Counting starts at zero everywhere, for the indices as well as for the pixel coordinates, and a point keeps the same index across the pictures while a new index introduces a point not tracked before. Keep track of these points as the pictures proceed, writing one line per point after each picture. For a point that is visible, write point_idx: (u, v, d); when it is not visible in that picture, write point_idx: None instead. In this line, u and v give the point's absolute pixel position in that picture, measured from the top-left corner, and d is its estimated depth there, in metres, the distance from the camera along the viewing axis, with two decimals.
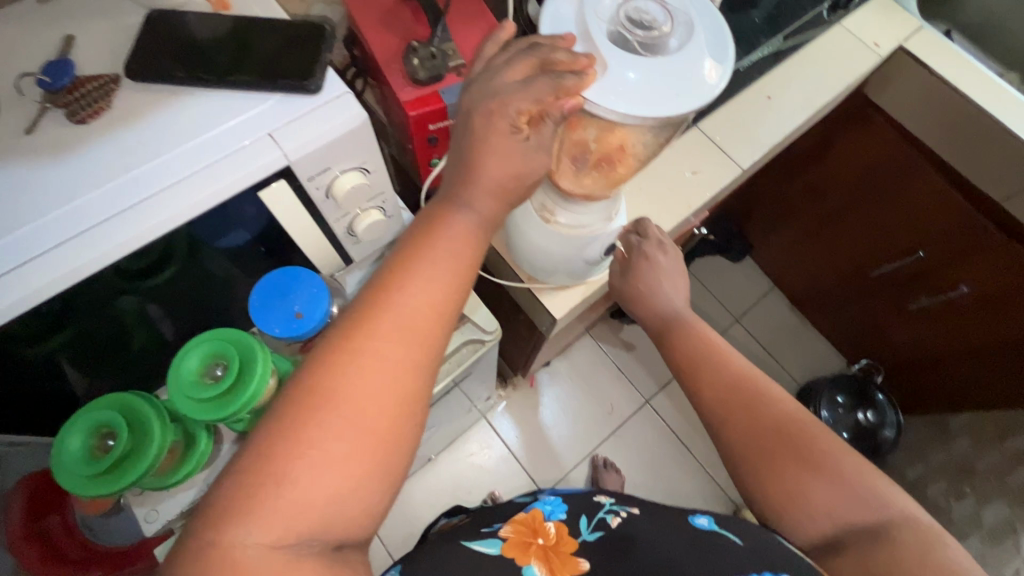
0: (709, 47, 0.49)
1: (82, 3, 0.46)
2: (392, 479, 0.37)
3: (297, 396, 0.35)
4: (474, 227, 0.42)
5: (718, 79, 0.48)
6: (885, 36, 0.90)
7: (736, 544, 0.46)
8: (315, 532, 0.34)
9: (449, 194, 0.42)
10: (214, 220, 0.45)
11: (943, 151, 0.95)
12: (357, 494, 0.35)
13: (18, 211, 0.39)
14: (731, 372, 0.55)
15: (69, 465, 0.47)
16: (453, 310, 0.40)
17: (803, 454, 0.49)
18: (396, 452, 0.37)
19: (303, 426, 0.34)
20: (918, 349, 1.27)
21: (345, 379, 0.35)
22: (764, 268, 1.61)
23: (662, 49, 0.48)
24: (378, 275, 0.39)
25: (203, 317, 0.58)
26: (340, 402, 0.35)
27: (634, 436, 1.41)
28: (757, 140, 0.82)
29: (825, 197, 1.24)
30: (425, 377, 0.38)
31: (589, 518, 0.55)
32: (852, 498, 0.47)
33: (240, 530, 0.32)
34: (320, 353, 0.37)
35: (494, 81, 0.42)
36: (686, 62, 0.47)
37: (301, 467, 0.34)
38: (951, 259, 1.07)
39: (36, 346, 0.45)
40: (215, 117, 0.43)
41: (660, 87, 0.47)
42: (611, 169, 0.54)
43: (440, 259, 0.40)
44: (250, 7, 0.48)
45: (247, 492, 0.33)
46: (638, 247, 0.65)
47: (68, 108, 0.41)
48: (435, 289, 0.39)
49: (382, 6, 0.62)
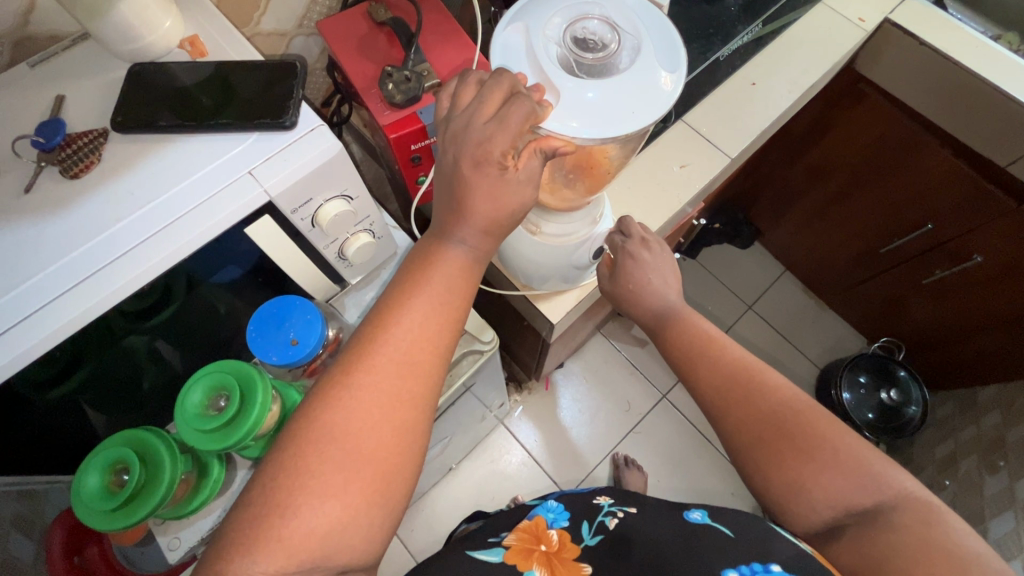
0: (660, 57, 0.49)
1: (74, 65, 0.49)
2: (394, 507, 0.38)
3: (302, 426, 0.37)
4: (468, 259, 0.44)
5: (673, 87, 0.49)
6: (870, 11, 0.88)
7: (727, 535, 0.50)
8: (319, 559, 0.35)
9: (442, 227, 0.44)
10: (208, 258, 0.47)
11: (942, 121, 0.93)
12: (361, 521, 0.36)
13: (21, 266, 0.41)
14: (727, 364, 0.55)
15: (88, 501, 0.49)
16: (451, 339, 0.42)
17: (802, 443, 0.49)
18: (397, 480, 0.38)
19: (307, 456, 0.36)
20: (940, 323, 1.24)
21: (346, 411, 0.37)
22: (773, 252, 1.59)
23: (615, 65, 0.49)
24: (377, 308, 0.41)
25: (211, 350, 0.60)
26: (341, 433, 0.37)
27: (654, 431, 1.40)
28: (744, 129, 0.81)
29: (828, 175, 1.22)
30: (425, 404, 0.40)
31: (590, 523, 0.62)
32: (850, 483, 0.47)
33: (246, 560, 0.33)
34: (321, 385, 0.39)
35: (456, 103, 0.43)
36: (639, 74, 0.48)
37: (305, 497, 0.35)
38: (963, 229, 1.04)
39: (51, 392, 0.47)
40: (199, 161, 0.45)
41: (619, 104, 0.47)
42: (586, 177, 0.60)
43: (436, 292, 0.42)
44: (226, 52, 0.50)
45: (256, 520, 0.34)
46: (623, 246, 0.65)
47: (61, 165, 0.44)
48: (431, 321, 0.41)
49: (358, 34, 0.64)
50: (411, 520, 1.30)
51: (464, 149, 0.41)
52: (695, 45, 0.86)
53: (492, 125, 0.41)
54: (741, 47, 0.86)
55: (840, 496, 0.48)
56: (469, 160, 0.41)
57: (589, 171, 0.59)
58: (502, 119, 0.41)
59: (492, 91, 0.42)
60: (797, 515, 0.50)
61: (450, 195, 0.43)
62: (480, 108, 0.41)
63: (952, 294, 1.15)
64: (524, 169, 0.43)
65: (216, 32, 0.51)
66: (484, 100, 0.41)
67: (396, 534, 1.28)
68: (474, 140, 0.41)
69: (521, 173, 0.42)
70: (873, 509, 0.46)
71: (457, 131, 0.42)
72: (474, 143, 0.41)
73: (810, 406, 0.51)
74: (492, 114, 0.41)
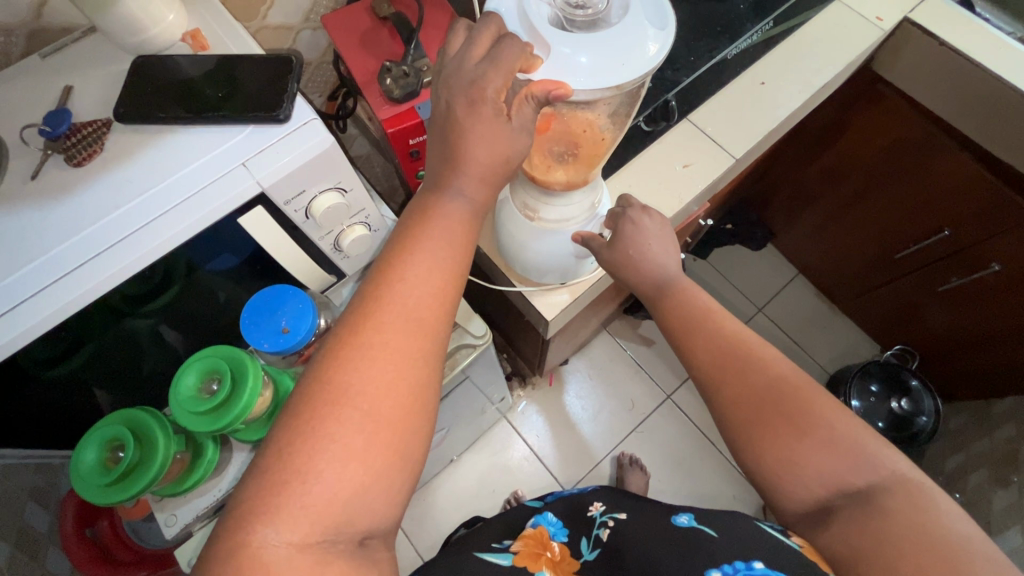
0: (649, 15, 0.48)
1: (82, 59, 0.50)
2: (412, 467, 0.38)
3: (314, 391, 0.37)
4: (467, 213, 0.44)
5: (661, 48, 0.46)
6: (888, 10, 0.86)
7: (711, 535, 0.51)
8: (342, 524, 0.35)
9: (436, 183, 0.44)
10: (206, 244, 0.49)
11: (961, 123, 0.91)
12: (381, 484, 0.36)
13: (28, 248, 0.43)
14: (721, 343, 0.54)
15: (85, 476, 0.52)
16: (455, 296, 0.42)
17: (796, 420, 0.49)
18: (415, 440, 0.38)
19: (324, 420, 0.35)
20: (957, 333, 1.21)
21: (359, 371, 0.37)
22: (787, 255, 1.56)
23: (605, 22, 0.48)
24: (377, 267, 0.41)
25: (210, 334, 0.63)
26: (355, 396, 0.36)
27: (658, 432, 1.39)
28: (751, 127, 0.80)
29: (845, 177, 1.19)
30: (434, 360, 0.40)
31: (588, 538, 0.65)
32: (845, 461, 0.47)
33: (269, 529, 0.33)
34: (329, 350, 0.38)
35: (444, 72, 0.44)
36: (629, 30, 0.46)
37: (324, 462, 0.35)
38: (981, 237, 1.02)
39: (56, 369, 0.50)
40: (195, 152, 0.46)
41: (611, 63, 0.46)
42: (578, 155, 0.59)
43: (438, 249, 0.42)
44: (227, 45, 0.51)
45: (271, 492, 0.34)
46: (624, 213, 0.63)
47: (66, 152, 0.46)
48: (435, 278, 0.41)
49: (361, 28, 0.65)
50: (412, 510, 1.32)
51: (455, 100, 0.42)
52: (700, 45, 0.81)
53: (478, 70, 0.41)
54: (749, 48, 0.82)
55: (832, 476, 0.47)
56: (456, 141, 0.42)
57: (580, 146, 0.58)
58: (493, 59, 0.42)
59: (472, 64, 0.42)
60: (789, 495, 0.49)
61: (444, 158, 0.43)
62: (471, 49, 0.43)
63: (969, 302, 1.12)
64: (517, 119, 0.43)
65: (216, 25, 0.52)
66: (472, 49, 0.42)
67: (401, 529, 1.30)
68: (455, 112, 0.42)
69: (513, 123, 0.43)
70: (865, 491, 0.46)
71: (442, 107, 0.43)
72: (463, 124, 0.42)
73: (805, 385, 0.50)
74: (472, 84, 0.42)
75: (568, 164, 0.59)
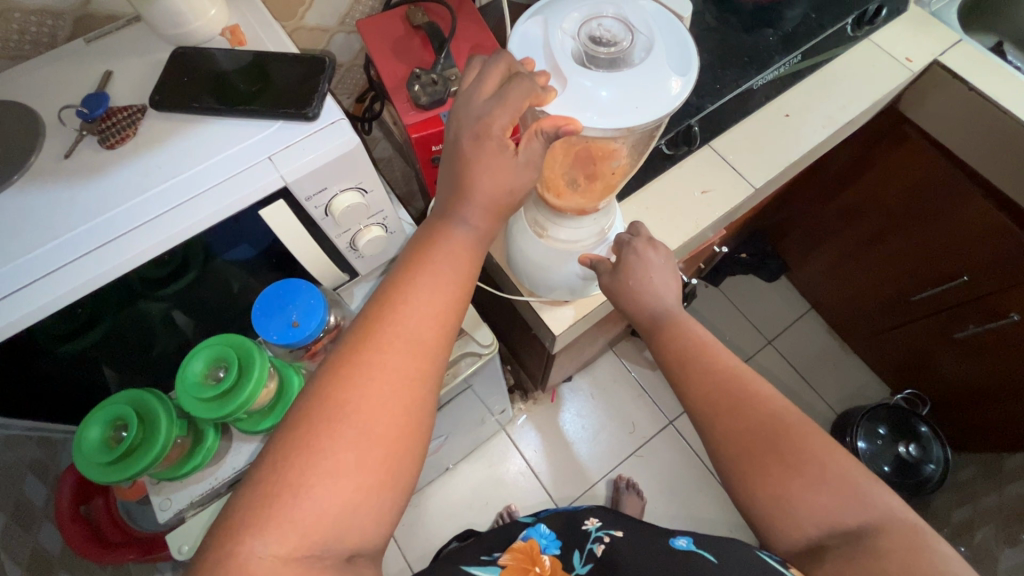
0: (673, 60, 0.47)
1: (122, 46, 0.52)
2: (403, 488, 0.38)
3: (312, 406, 0.37)
4: (470, 240, 0.45)
5: (680, 93, 0.46)
6: (918, 52, 0.86)
7: (710, 561, 0.53)
8: (330, 541, 0.35)
9: (445, 207, 0.45)
10: (225, 234, 0.49)
11: (986, 169, 0.90)
12: (370, 501, 0.36)
13: (56, 224, 0.44)
14: (717, 372, 0.53)
15: (87, 453, 0.52)
16: (458, 318, 0.43)
17: (789, 458, 0.48)
18: (407, 460, 0.38)
19: (320, 435, 0.36)
20: (972, 383, 1.18)
21: (357, 388, 0.37)
22: (800, 288, 1.55)
23: (628, 61, 0.47)
24: (384, 286, 0.42)
25: (221, 322, 0.63)
26: (352, 411, 0.37)
27: (657, 458, 1.37)
28: (772, 159, 0.80)
29: (864, 215, 1.18)
30: (433, 381, 0.40)
31: (581, 551, 0.66)
32: (837, 501, 0.46)
33: (257, 541, 0.33)
34: (330, 365, 0.39)
35: (469, 79, 0.44)
36: (650, 74, 0.46)
37: (316, 476, 0.35)
38: (999, 286, 1.00)
39: (69, 344, 0.50)
40: (224, 143, 0.47)
41: (630, 103, 0.45)
42: (592, 181, 0.59)
43: (443, 271, 0.43)
44: (264, 42, 0.52)
45: (262, 504, 0.34)
46: (629, 243, 0.62)
47: (101, 134, 0.47)
48: (438, 300, 0.41)
49: (394, 36, 0.67)
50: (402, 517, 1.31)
51: (465, 134, 0.43)
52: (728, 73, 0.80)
53: (487, 108, 0.42)
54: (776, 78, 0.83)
55: (825, 514, 0.46)
56: (474, 164, 0.43)
57: (596, 173, 0.59)
58: (502, 97, 0.42)
59: (493, 67, 0.44)
60: (783, 531, 0.48)
61: (450, 167, 0.44)
62: (481, 87, 0.43)
63: (984, 352, 1.10)
64: (523, 153, 0.44)
65: (255, 23, 0.53)
66: (483, 82, 0.43)
67: (392, 536, 1.29)
68: (473, 118, 0.43)
69: (519, 158, 0.44)
70: (856, 530, 0.45)
71: (463, 112, 0.44)
72: (484, 133, 0.43)
73: (803, 418, 0.50)
74: (495, 91, 0.43)
75: (582, 189, 0.59)
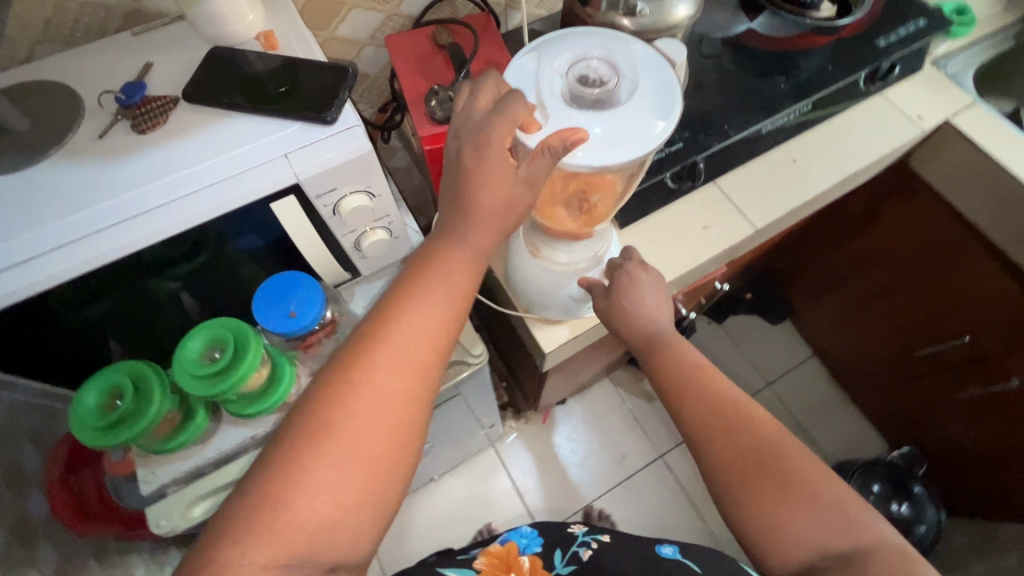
0: (657, 97, 0.50)
1: (164, 41, 0.56)
2: (383, 502, 0.42)
3: (302, 423, 0.40)
4: (469, 264, 0.46)
5: (665, 126, 0.49)
6: (930, 111, 0.88)
7: None
8: (311, 550, 0.39)
9: (446, 231, 0.47)
10: (237, 222, 0.52)
11: (993, 232, 0.90)
12: (354, 512, 0.40)
13: (83, 198, 0.47)
14: (713, 400, 0.55)
15: (83, 418, 0.54)
16: (447, 341, 0.45)
17: (779, 483, 0.50)
18: (392, 473, 0.42)
19: (306, 453, 0.39)
20: (971, 446, 1.15)
21: (345, 409, 0.40)
22: (804, 334, 1.54)
23: (613, 100, 0.51)
24: (378, 308, 0.44)
25: (224, 307, 0.66)
26: (339, 431, 0.40)
27: (644, 491, 1.36)
28: (776, 202, 0.82)
29: (870, 267, 1.18)
30: (418, 403, 0.43)
31: (563, 552, 0.67)
32: (824, 528, 0.48)
33: (242, 548, 0.36)
34: (322, 385, 0.41)
35: (479, 98, 0.47)
36: (634, 111, 0.49)
37: (300, 492, 0.38)
38: (1002, 349, 0.99)
39: (79, 312, 0.53)
40: (245, 138, 0.50)
41: (617, 137, 0.49)
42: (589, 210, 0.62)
43: (436, 297, 0.45)
44: (294, 49, 0.56)
45: (249, 515, 0.38)
46: (621, 266, 0.63)
47: (134, 120, 0.50)
48: (429, 325, 0.44)
49: (419, 53, 0.70)
50: None
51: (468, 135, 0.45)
52: None
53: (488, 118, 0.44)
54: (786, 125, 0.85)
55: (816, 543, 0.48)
56: (475, 177, 0.45)
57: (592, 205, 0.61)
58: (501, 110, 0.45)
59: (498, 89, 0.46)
60: (772, 557, 0.50)
61: (452, 178, 0.47)
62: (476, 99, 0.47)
63: (984, 416, 1.09)
64: (524, 168, 0.46)
65: (289, 31, 0.57)
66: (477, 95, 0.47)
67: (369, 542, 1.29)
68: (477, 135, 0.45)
69: (519, 172, 0.46)
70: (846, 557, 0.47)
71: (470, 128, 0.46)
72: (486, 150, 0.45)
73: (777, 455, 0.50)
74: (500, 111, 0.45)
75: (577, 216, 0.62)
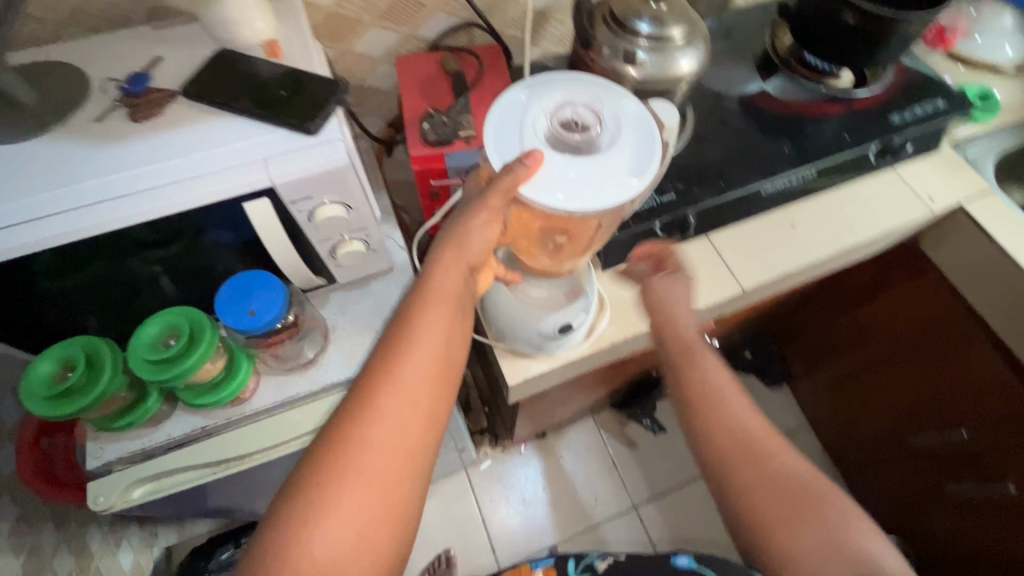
0: (637, 150, 0.50)
1: (178, 38, 0.59)
2: (406, 526, 0.44)
3: (314, 466, 0.43)
4: (460, 296, 0.50)
5: (643, 180, 0.49)
6: (941, 193, 0.86)
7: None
8: None
9: (437, 267, 0.50)
10: (212, 217, 0.54)
11: (998, 325, 0.86)
12: (379, 538, 0.42)
13: (70, 175, 0.50)
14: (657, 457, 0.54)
15: (33, 384, 0.56)
16: (444, 369, 0.47)
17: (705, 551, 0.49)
18: (409, 504, 0.44)
19: (323, 491, 0.41)
20: (959, 548, 1.08)
21: (354, 447, 0.43)
22: (801, 402, 1.49)
23: (596, 147, 0.51)
24: (376, 349, 0.47)
25: (199, 296, 0.67)
26: (351, 468, 0.42)
27: (612, 541, 1.31)
28: (768, 265, 0.80)
29: (872, 343, 1.15)
30: (426, 430, 0.45)
31: (577, 562, 0.74)
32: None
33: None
34: (330, 429, 0.44)
35: None
36: (614, 161, 0.49)
37: (319, 525, 0.41)
38: (998, 449, 0.94)
39: (52, 283, 0.55)
40: (231, 138, 0.52)
41: (594, 185, 0.48)
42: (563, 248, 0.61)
43: (432, 331, 0.47)
44: (296, 60, 0.58)
45: (272, 550, 0.40)
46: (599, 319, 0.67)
47: (132, 108, 0.53)
48: (426, 358, 0.46)
49: (425, 76, 0.72)
50: None
51: None
52: None
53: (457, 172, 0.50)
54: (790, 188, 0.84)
55: None
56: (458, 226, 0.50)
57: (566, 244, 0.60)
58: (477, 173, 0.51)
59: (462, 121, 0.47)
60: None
61: None
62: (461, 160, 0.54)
63: (975, 518, 1.02)
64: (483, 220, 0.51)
65: (295, 42, 0.59)
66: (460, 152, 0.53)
67: None
68: None
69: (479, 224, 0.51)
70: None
71: None
72: None
73: None
74: None
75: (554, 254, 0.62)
